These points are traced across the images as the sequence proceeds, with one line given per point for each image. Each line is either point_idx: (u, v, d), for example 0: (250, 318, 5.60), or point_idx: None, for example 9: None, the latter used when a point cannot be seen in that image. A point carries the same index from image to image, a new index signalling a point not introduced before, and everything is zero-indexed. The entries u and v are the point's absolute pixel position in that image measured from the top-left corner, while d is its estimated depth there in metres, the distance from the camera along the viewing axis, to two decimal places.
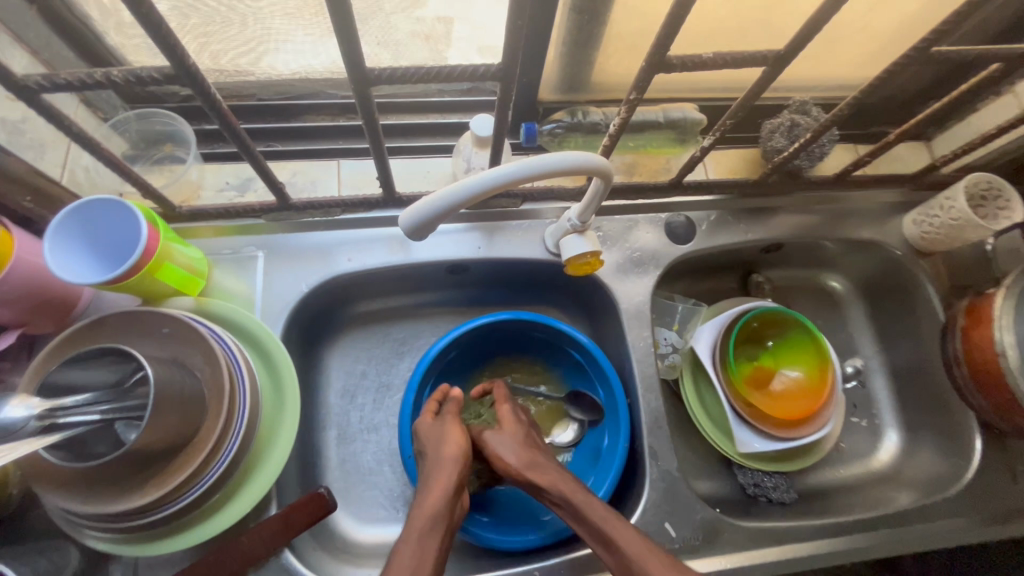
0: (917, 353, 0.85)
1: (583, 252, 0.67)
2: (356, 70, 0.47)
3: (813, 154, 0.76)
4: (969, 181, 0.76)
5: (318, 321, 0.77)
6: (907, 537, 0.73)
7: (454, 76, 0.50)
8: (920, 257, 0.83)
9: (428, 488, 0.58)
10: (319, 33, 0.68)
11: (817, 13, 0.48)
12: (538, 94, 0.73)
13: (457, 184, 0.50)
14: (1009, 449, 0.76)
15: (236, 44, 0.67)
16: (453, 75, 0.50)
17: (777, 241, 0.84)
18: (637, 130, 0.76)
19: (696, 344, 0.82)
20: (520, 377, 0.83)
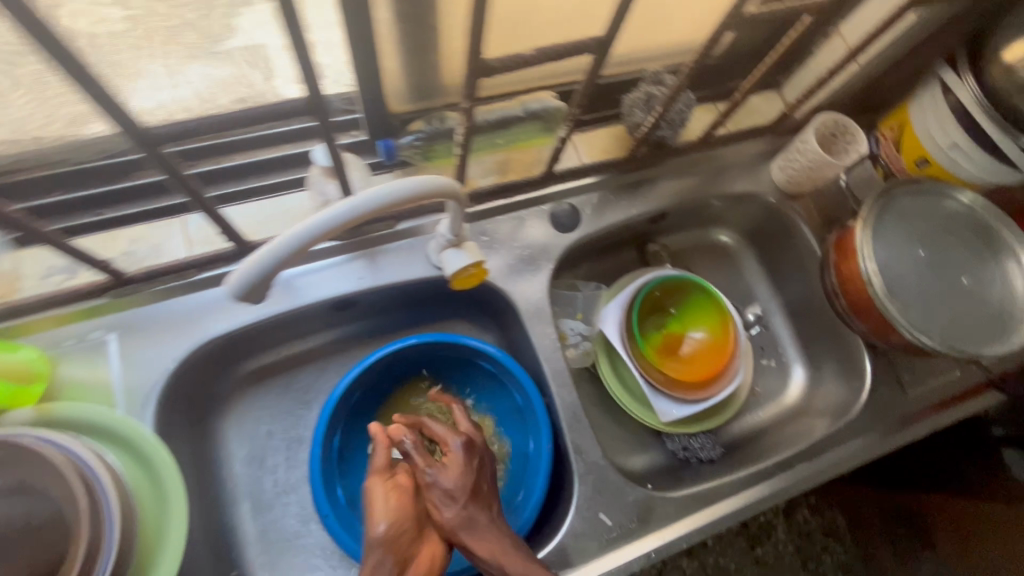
0: (806, 290, 0.90)
1: (464, 265, 0.64)
2: (130, 131, 0.45)
3: (674, 122, 0.77)
4: (817, 122, 0.81)
5: (200, 392, 0.70)
6: (822, 466, 0.78)
7: None
8: (791, 201, 0.87)
9: None
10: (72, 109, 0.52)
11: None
12: (389, 108, 0.69)
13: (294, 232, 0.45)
14: (896, 363, 0.82)
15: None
16: None
17: (660, 211, 0.85)
18: (501, 127, 0.73)
19: (604, 326, 0.83)
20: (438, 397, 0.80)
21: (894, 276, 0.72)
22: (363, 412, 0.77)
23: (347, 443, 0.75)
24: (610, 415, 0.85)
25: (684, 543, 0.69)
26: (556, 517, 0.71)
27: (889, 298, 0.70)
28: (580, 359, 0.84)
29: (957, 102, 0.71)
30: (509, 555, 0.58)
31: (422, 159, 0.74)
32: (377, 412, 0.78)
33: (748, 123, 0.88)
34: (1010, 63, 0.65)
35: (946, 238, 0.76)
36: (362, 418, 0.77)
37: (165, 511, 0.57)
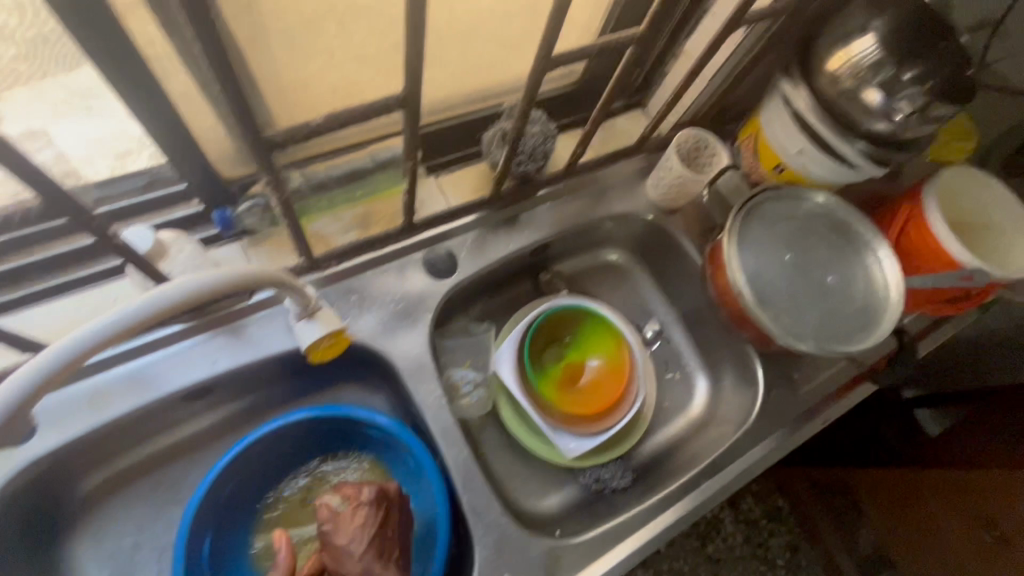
0: (696, 300, 0.90)
1: (318, 337, 0.60)
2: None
3: (535, 155, 0.76)
4: (677, 141, 0.82)
5: (36, 517, 0.62)
6: (728, 478, 0.77)
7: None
8: (668, 216, 0.88)
9: None
10: None
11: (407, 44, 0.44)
12: (221, 173, 0.63)
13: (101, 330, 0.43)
14: (786, 362, 0.84)
15: None
16: None
17: (543, 242, 0.83)
18: (353, 180, 0.70)
19: (498, 368, 0.80)
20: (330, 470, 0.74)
21: (763, 285, 0.74)
22: (243, 504, 0.70)
23: (224, 543, 0.68)
24: (520, 457, 0.82)
25: None
26: None
27: (759, 307, 0.72)
28: (479, 406, 0.81)
29: (796, 110, 0.74)
30: None
31: (271, 225, 0.68)
32: (261, 498, 0.71)
33: (616, 144, 0.89)
34: (833, 72, 0.68)
35: (809, 240, 0.78)
36: (241, 511, 0.70)
37: None
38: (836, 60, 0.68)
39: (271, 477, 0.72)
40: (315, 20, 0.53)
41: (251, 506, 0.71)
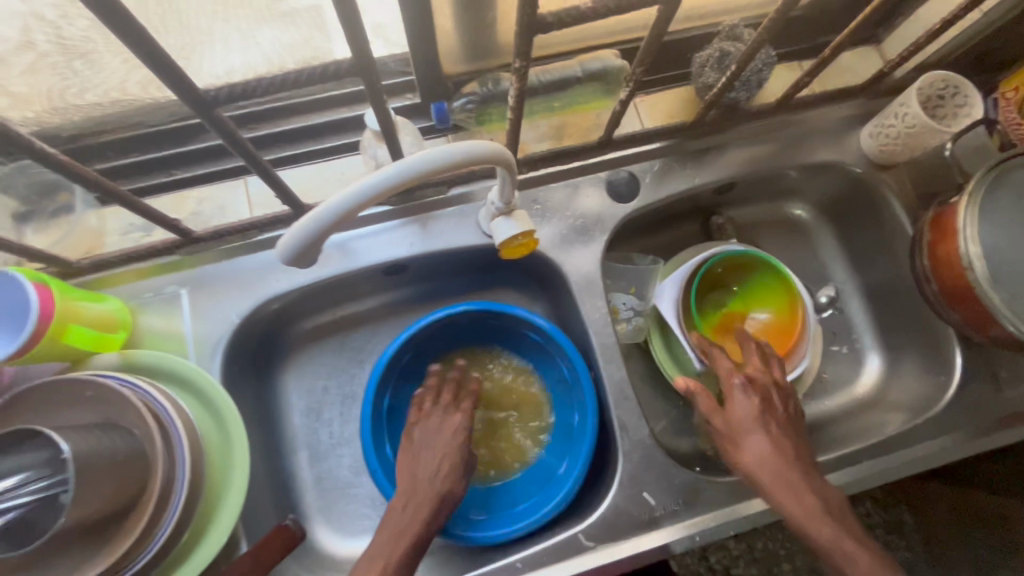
0: (891, 271, 0.81)
1: (513, 235, 0.63)
2: (187, 95, 0.46)
3: (750, 83, 0.72)
4: (920, 85, 0.71)
5: (262, 348, 0.75)
6: (894, 464, 0.71)
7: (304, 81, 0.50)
8: (882, 172, 0.78)
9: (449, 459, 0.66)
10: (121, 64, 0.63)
11: None
12: (441, 67, 0.67)
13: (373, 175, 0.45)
14: (993, 358, 0.73)
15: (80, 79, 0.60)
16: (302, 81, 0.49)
17: (731, 180, 0.78)
18: (558, 89, 0.70)
19: (658, 302, 0.79)
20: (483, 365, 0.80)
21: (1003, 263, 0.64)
22: (413, 375, 0.79)
23: (396, 404, 0.77)
24: (662, 394, 0.82)
25: (730, 531, 0.67)
26: (599, 489, 0.71)
27: (994, 288, 0.62)
28: (633, 334, 0.81)
29: None
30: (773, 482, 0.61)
31: (476, 124, 0.73)
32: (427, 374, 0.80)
33: (835, 83, 0.79)
34: None
35: None
36: (409, 381, 0.78)
37: (227, 452, 0.62)
38: None
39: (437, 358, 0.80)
40: None
41: (417, 379, 0.79)
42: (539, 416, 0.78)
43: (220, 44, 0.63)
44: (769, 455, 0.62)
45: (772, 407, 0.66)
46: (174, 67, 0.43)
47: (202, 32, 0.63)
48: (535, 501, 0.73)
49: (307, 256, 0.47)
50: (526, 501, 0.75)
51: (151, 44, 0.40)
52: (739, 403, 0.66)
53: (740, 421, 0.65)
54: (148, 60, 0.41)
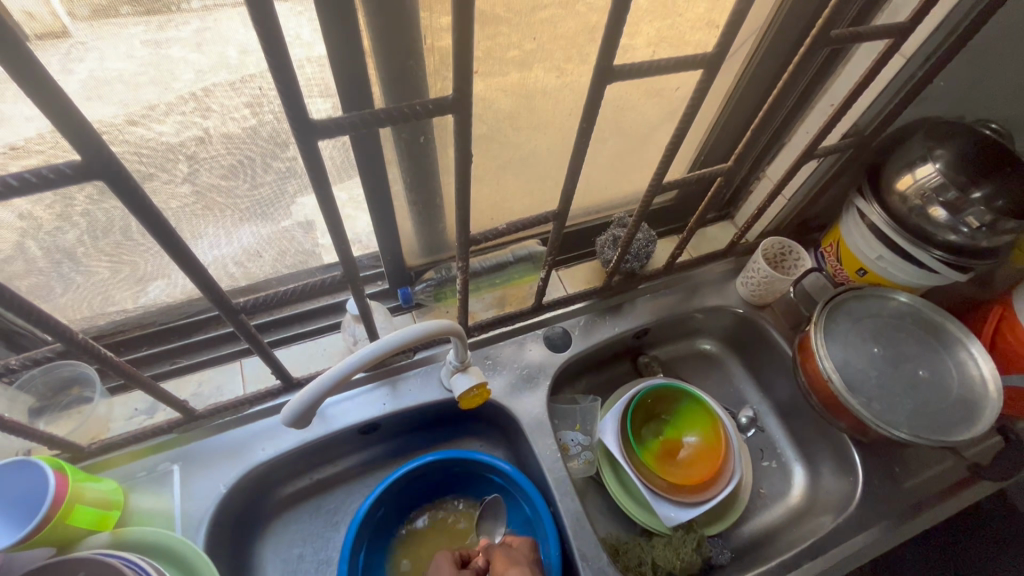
0: (790, 389, 0.97)
1: (469, 386, 0.76)
2: (219, 302, 0.62)
3: (640, 255, 0.94)
4: (763, 247, 0.96)
5: (244, 517, 0.79)
6: (829, 564, 0.79)
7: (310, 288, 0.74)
8: (758, 310, 0.99)
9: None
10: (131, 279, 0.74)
11: (566, 185, 0.67)
12: (405, 262, 0.88)
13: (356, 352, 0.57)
14: (884, 453, 0.86)
15: (116, 293, 0.75)
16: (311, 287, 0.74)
17: (644, 326, 0.97)
18: (497, 270, 0.93)
19: (603, 436, 0.91)
20: (455, 514, 0.87)
21: (854, 373, 0.81)
22: (385, 531, 0.84)
23: (371, 564, 0.80)
24: (620, 523, 0.89)
25: None
26: None
27: (852, 395, 0.78)
28: (584, 469, 0.90)
29: (873, 224, 0.85)
30: None
31: (434, 301, 0.92)
32: (401, 529, 0.85)
33: (706, 248, 1.04)
34: (902, 191, 0.80)
35: (898, 336, 0.85)
36: (382, 538, 0.83)
37: None
38: (903, 182, 0.80)
39: (409, 513, 0.86)
40: (493, 161, 0.80)
41: (390, 535, 0.84)
42: None
43: (202, 244, 0.76)
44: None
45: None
46: (212, 280, 0.59)
47: (194, 237, 0.74)
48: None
49: (305, 417, 0.58)
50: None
51: (203, 273, 0.57)
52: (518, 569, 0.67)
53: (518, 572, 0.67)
54: (197, 279, 0.58)
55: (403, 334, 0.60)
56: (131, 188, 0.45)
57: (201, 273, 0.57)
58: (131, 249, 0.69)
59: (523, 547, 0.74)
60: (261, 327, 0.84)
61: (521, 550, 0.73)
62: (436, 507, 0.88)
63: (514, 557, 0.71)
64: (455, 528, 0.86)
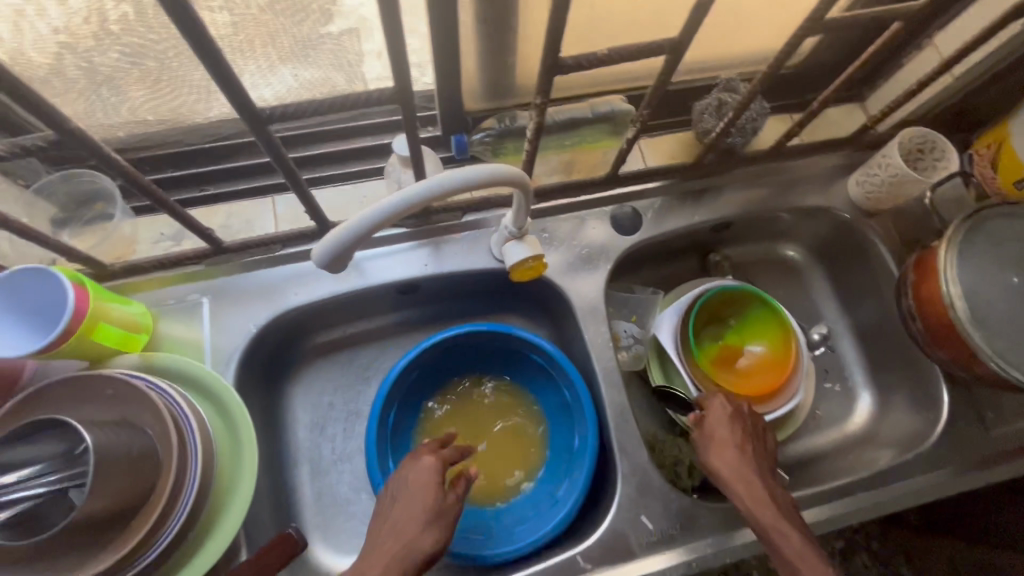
0: (881, 313, 0.84)
1: (525, 257, 0.68)
2: (242, 108, 0.48)
3: (745, 129, 0.78)
4: (901, 137, 0.77)
5: (274, 359, 0.76)
6: (885, 497, 0.73)
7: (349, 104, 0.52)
8: (869, 218, 0.83)
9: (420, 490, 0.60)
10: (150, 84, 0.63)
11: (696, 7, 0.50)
12: (463, 104, 0.73)
13: (405, 192, 0.47)
14: (977, 396, 0.76)
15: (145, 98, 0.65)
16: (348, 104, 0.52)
17: (727, 219, 0.83)
18: (570, 128, 0.77)
19: (657, 332, 0.82)
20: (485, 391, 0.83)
21: (982, 302, 0.68)
22: (417, 392, 0.81)
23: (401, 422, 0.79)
24: (660, 422, 0.84)
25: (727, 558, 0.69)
26: (597, 515, 0.72)
27: (973, 327, 0.66)
28: (632, 362, 0.84)
29: None
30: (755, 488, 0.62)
31: (491, 156, 0.78)
32: (433, 394, 0.82)
33: (821, 135, 0.86)
34: None
35: None
36: (413, 398, 0.80)
37: (236, 465, 0.63)
38: None
39: (441, 378, 0.82)
40: None
41: (422, 397, 0.81)
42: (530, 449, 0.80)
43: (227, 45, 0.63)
44: (765, 496, 0.61)
45: (758, 442, 0.68)
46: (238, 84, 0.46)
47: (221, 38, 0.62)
48: (521, 524, 0.76)
49: (339, 262, 0.50)
50: (520, 525, 0.76)
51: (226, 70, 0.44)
52: (729, 453, 0.65)
53: (723, 455, 0.65)
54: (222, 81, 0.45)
55: (461, 176, 0.49)
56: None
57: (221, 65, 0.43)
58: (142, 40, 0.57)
59: (733, 414, 0.68)
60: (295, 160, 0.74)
61: (728, 416, 0.68)
62: (472, 377, 0.83)
63: (722, 440, 0.66)
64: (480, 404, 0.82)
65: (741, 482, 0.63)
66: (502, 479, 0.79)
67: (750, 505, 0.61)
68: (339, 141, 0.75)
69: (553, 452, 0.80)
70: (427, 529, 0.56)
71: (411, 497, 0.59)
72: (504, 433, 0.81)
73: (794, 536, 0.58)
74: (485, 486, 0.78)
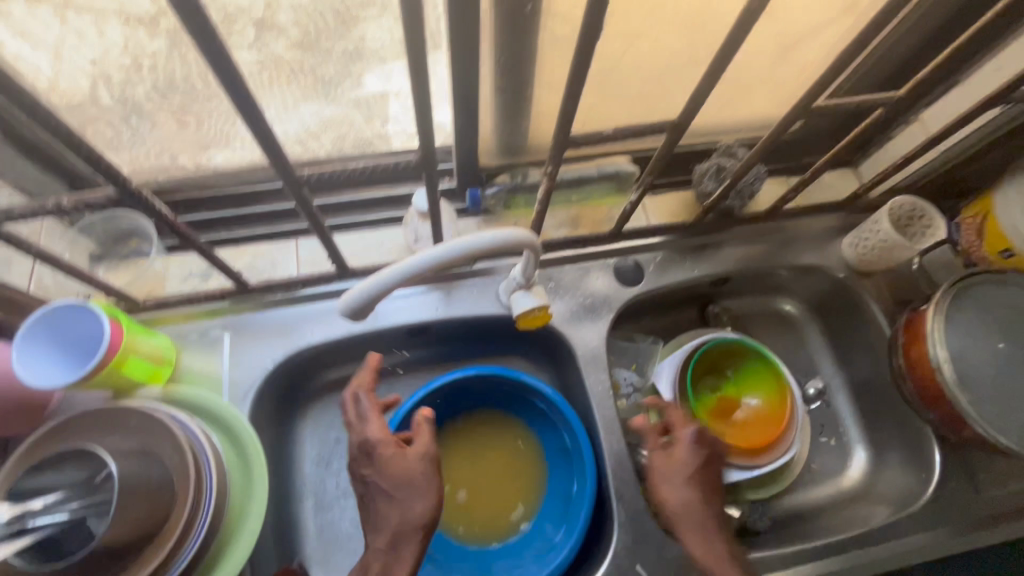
0: (874, 370, 0.87)
1: (531, 307, 0.71)
2: (277, 163, 0.53)
3: (743, 192, 0.83)
4: (890, 207, 0.81)
5: (287, 394, 0.79)
6: (878, 555, 0.74)
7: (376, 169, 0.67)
8: (862, 278, 0.86)
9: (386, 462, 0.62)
10: None
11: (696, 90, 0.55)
12: (479, 160, 0.79)
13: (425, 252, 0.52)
14: (969, 457, 0.78)
15: None
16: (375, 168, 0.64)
17: (726, 274, 0.87)
18: (578, 185, 0.81)
19: (657, 381, 0.85)
20: (486, 433, 0.85)
21: (969, 366, 0.70)
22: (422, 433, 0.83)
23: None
24: None
25: None
26: (594, 563, 0.73)
27: (960, 390, 0.69)
28: (631, 410, 0.86)
29: None
30: (691, 530, 0.64)
31: (504, 209, 0.82)
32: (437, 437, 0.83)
33: (817, 197, 0.90)
34: None
35: None
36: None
37: (247, 497, 0.65)
38: None
39: (449, 418, 0.84)
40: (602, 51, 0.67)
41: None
42: (527, 491, 0.82)
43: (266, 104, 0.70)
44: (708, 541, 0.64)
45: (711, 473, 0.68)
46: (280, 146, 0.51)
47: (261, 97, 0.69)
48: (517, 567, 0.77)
49: (362, 310, 0.54)
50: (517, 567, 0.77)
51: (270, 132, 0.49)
52: (673, 492, 0.67)
53: (680, 510, 0.66)
54: (264, 142, 0.50)
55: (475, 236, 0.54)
56: (213, 40, 0.37)
57: (264, 129, 0.49)
58: None
59: (701, 460, 0.68)
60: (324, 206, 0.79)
61: (691, 462, 0.68)
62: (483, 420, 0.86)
63: (668, 473, 0.68)
64: (479, 447, 0.84)
65: (682, 524, 0.65)
66: (503, 523, 0.80)
67: (707, 562, 0.63)
68: (361, 190, 0.80)
69: (553, 494, 0.81)
70: (416, 498, 0.61)
71: (384, 482, 0.61)
72: (510, 476, 0.83)
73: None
74: (486, 530, 0.80)
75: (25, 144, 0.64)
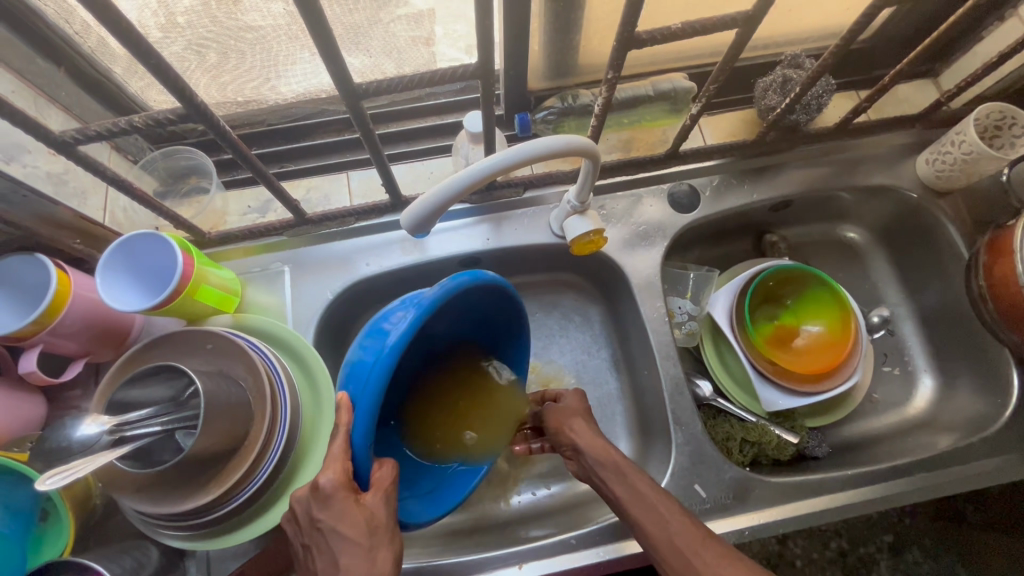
0: (945, 295, 0.82)
1: (585, 232, 0.69)
2: (343, 85, 0.52)
3: (809, 107, 0.77)
4: (977, 116, 0.74)
5: (346, 326, 0.82)
6: (946, 479, 0.72)
7: (438, 79, 0.54)
8: (937, 198, 0.81)
9: (345, 526, 0.50)
10: (244, 67, 0.69)
11: None
12: (528, 84, 0.76)
13: (470, 168, 0.51)
14: None
15: (247, 78, 0.71)
16: (437, 79, 0.54)
17: (786, 198, 0.83)
18: (629, 106, 0.78)
19: (713, 310, 0.83)
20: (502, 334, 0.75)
21: None
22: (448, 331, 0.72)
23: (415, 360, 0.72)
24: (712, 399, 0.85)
25: (781, 528, 0.70)
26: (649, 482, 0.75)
27: None
28: (686, 340, 0.85)
29: None
30: (587, 433, 0.66)
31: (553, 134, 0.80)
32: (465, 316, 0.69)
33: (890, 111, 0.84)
34: None
35: None
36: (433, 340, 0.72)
37: (317, 417, 0.69)
38: None
39: (482, 329, 0.74)
40: None
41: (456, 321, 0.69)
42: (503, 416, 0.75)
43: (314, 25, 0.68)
44: (602, 441, 0.65)
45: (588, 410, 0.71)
46: (342, 59, 0.48)
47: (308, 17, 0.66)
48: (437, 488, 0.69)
49: (426, 225, 0.54)
50: (436, 490, 0.69)
51: (336, 44, 0.46)
52: (575, 420, 0.68)
53: (582, 432, 0.66)
54: (331, 62, 0.48)
55: (529, 147, 0.52)
56: None
57: (331, 43, 0.46)
58: (247, 28, 0.64)
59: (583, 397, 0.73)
60: (383, 136, 0.79)
61: (578, 406, 0.71)
62: (512, 340, 0.74)
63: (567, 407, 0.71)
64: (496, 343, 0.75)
65: (582, 436, 0.66)
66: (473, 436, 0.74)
67: (598, 457, 0.64)
68: (412, 121, 0.80)
69: None
70: (379, 545, 0.50)
71: (341, 527, 0.50)
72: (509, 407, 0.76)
73: (631, 472, 0.62)
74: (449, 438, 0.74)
75: (88, 81, 0.67)
